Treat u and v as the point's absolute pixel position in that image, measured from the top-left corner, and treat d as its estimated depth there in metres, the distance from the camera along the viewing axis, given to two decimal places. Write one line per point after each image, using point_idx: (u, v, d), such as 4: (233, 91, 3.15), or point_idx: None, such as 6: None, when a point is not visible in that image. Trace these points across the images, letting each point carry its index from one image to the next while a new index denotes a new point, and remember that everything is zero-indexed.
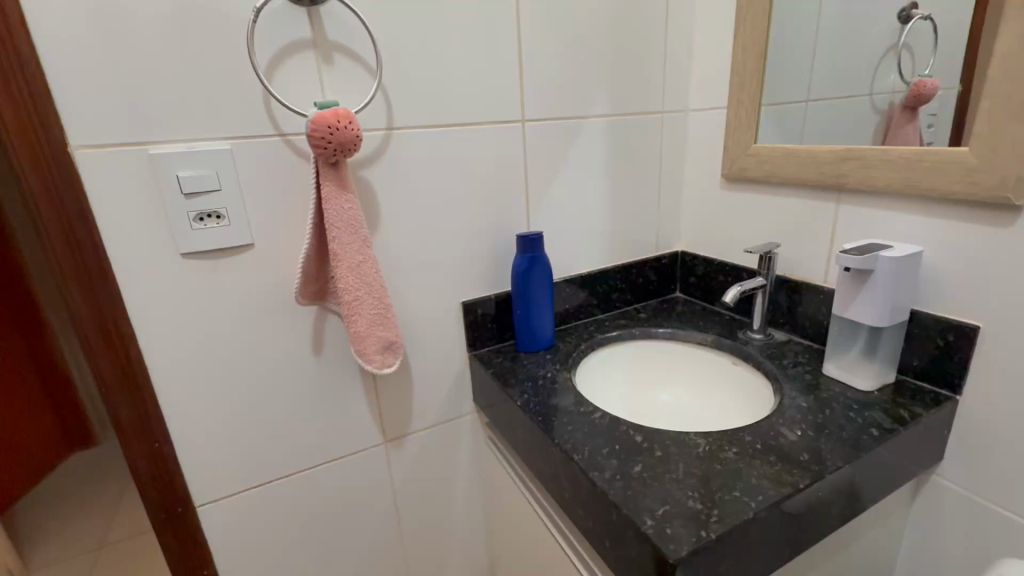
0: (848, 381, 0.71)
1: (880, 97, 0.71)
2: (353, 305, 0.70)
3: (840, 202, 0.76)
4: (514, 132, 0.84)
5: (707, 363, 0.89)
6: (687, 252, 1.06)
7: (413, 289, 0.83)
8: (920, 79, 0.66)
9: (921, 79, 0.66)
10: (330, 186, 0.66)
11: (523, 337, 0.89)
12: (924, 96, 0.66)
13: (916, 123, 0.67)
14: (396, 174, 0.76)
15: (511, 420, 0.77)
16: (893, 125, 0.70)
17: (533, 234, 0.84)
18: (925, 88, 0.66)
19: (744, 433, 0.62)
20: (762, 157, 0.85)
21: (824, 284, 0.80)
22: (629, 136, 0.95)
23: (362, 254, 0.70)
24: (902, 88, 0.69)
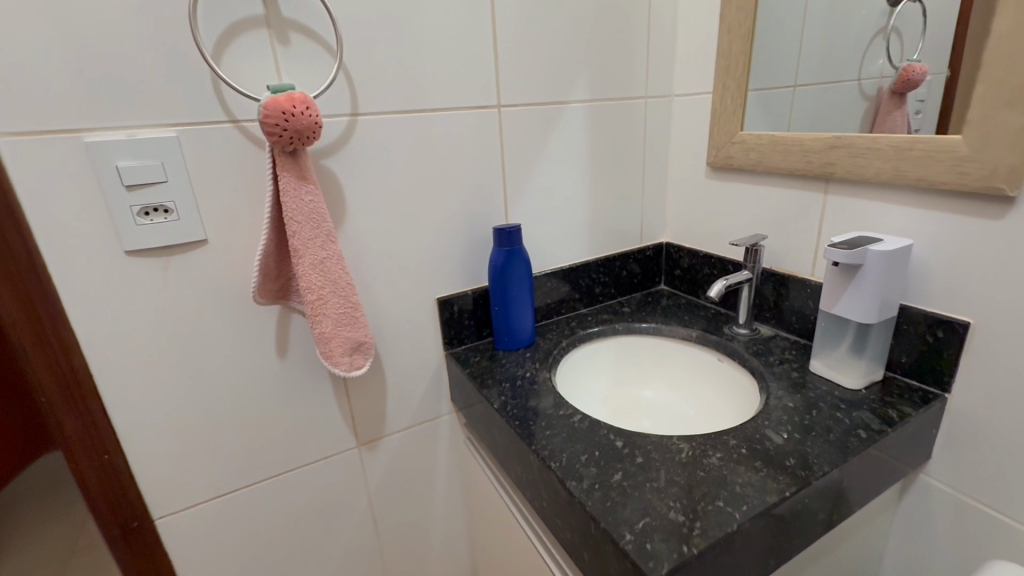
0: (835, 379, 0.69)
1: (867, 83, 0.67)
2: (318, 306, 0.66)
3: (827, 192, 0.73)
4: (489, 120, 0.79)
5: (691, 360, 0.87)
6: (672, 244, 1.03)
7: (384, 286, 0.78)
8: (908, 64, 0.63)
9: (909, 64, 0.63)
10: (288, 178, 0.61)
11: (502, 335, 0.85)
12: (913, 81, 0.63)
13: (905, 110, 0.63)
14: (362, 164, 0.71)
15: (488, 422, 0.74)
16: (881, 111, 0.66)
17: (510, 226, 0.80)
18: (913, 73, 0.63)
19: (728, 437, 0.60)
20: (747, 145, 0.82)
21: (810, 278, 0.78)
22: (611, 123, 0.91)
23: (326, 250, 0.65)
24: (890, 73, 0.65)
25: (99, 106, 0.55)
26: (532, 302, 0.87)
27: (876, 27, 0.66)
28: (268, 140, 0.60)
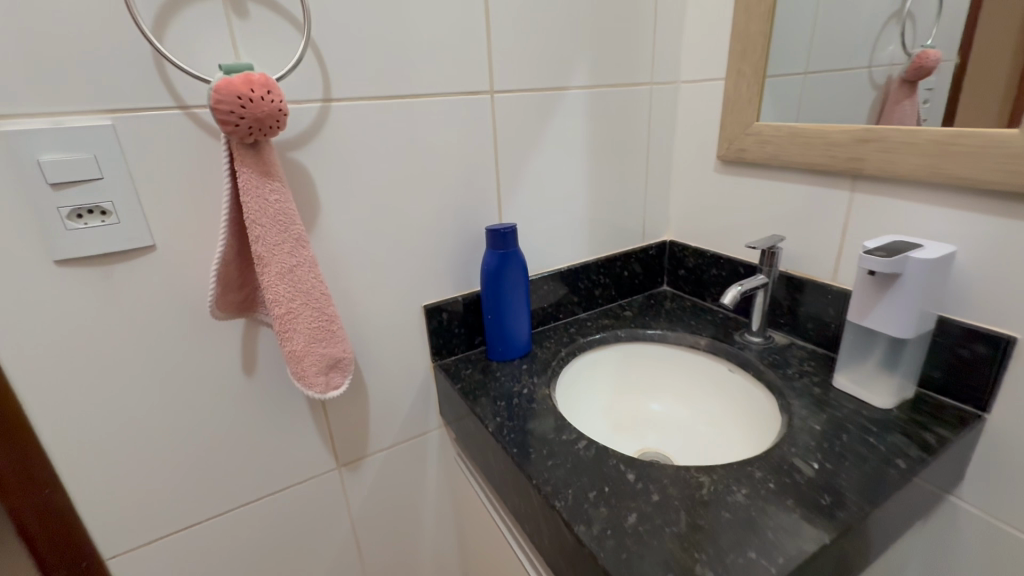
0: (862, 397, 0.63)
1: (878, 70, 0.64)
2: (288, 320, 0.58)
3: (853, 190, 0.66)
4: (479, 107, 0.71)
5: (699, 370, 0.80)
6: (676, 242, 0.96)
7: (362, 294, 0.70)
8: (922, 50, 0.60)
9: (923, 50, 0.59)
10: (248, 174, 0.53)
11: (496, 346, 0.78)
12: (925, 69, 0.59)
13: (914, 100, 0.60)
14: (334, 157, 0.62)
15: (482, 445, 0.66)
16: (889, 100, 0.62)
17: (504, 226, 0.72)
18: (926, 60, 0.59)
19: (752, 468, 0.53)
20: (763, 137, 0.74)
21: (831, 283, 0.72)
22: (613, 112, 0.83)
23: (296, 257, 0.57)
24: (902, 60, 0.62)
25: (12, 88, 0.45)
26: (529, 308, 0.80)
27: (890, 11, 0.62)
28: (223, 131, 0.51)
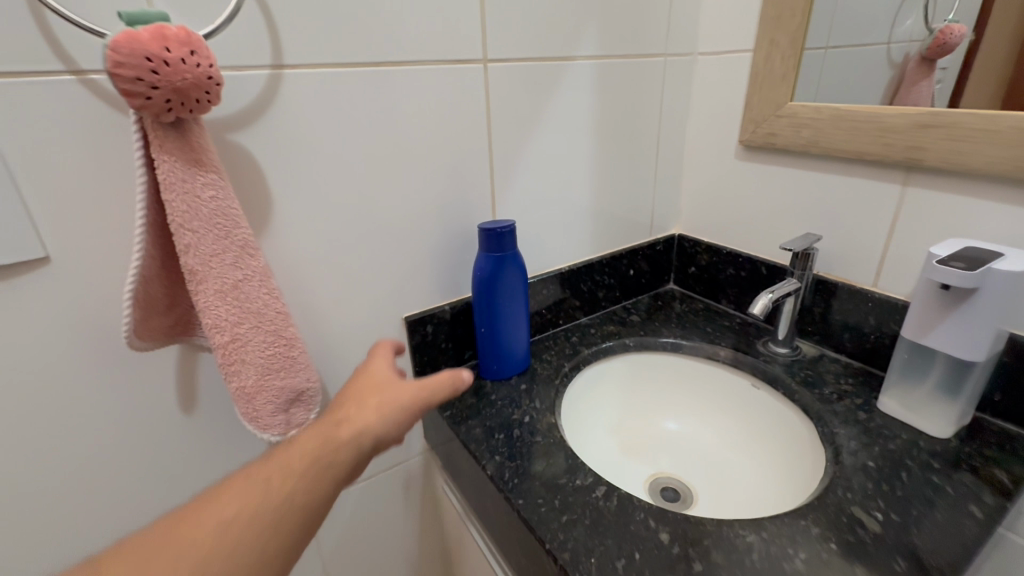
0: (916, 424, 0.55)
1: (896, 46, 0.57)
2: (234, 349, 0.46)
3: (907, 184, 0.57)
4: (469, 79, 0.58)
5: (718, 385, 0.72)
6: (686, 237, 0.86)
7: (330, 307, 0.58)
8: (946, 25, 0.53)
9: (947, 25, 0.53)
10: (169, 164, 0.40)
11: (490, 362, 0.67)
12: (948, 46, 0.53)
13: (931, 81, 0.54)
14: (288, 140, 0.49)
15: (477, 486, 0.56)
16: (905, 83, 0.56)
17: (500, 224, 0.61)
18: (950, 36, 0.53)
19: (807, 524, 0.45)
20: (798, 119, 0.64)
21: (873, 290, 0.63)
22: (623, 87, 0.71)
23: (242, 268, 0.45)
24: (923, 36, 0.55)
25: None
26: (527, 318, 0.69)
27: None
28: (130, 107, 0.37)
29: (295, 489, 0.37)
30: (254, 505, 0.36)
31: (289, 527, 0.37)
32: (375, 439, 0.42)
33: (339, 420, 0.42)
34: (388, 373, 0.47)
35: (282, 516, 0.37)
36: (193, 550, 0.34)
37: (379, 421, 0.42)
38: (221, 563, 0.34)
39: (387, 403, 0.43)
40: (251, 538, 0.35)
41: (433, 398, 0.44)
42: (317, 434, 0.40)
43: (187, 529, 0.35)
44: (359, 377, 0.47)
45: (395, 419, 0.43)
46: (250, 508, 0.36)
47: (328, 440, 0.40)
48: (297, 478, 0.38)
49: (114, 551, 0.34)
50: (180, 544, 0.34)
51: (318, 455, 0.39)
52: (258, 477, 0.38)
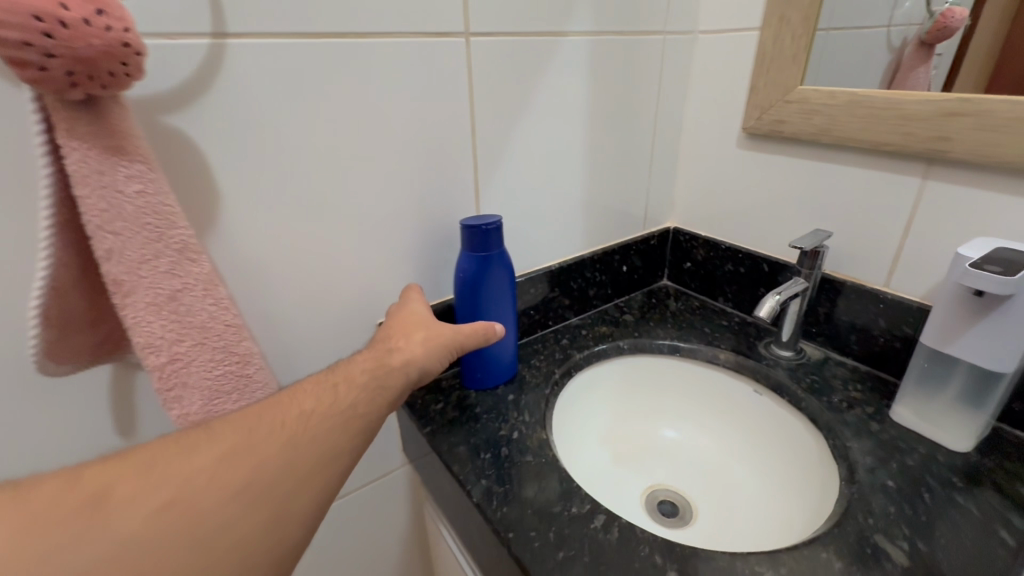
0: (934, 436, 0.51)
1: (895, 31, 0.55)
2: (175, 370, 0.39)
3: (927, 177, 0.52)
4: (450, 55, 0.51)
5: (717, 390, 0.67)
6: (682, 230, 0.81)
7: (292, 314, 0.51)
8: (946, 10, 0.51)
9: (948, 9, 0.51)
10: (80, 153, 0.32)
11: (474, 371, 0.60)
12: (948, 30, 0.51)
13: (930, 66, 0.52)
14: (234, 124, 0.42)
15: (460, 511, 0.51)
16: (903, 64, 0.54)
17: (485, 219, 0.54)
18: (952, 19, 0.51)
19: (828, 556, 0.40)
20: (809, 105, 0.59)
21: (884, 291, 0.59)
22: (619, 67, 0.65)
23: (179, 276, 0.38)
24: (922, 21, 0.53)
25: None
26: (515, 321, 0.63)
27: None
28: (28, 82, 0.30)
29: (360, 393, 0.41)
30: (329, 401, 0.39)
31: (361, 422, 0.40)
32: (420, 368, 0.46)
33: (388, 351, 0.46)
34: (427, 312, 0.52)
35: (353, 412, 0.40)
36: (282, 429, 0.36)
37: (424, 353, 0.47)
38: (309, 443, 0.36)
39: (430, 336, 0.48)
40: (330, 428, 0.38)
41: (471, 340, 0.50)
42: (372, 359, 0.45)
43: (277, 411, 0.37)
44: (399, 315, 0.51)
45: (438, 351, 0.48)
46: (326, 404, 0.39)
47: (382, 364, 0.44)
48: (363, 385, 0.42)
49: (209, 428, 0.35)
50: (270, 421, 0.36)
51: (377, 371, 0.43)
52: (325, 384, 0.41)
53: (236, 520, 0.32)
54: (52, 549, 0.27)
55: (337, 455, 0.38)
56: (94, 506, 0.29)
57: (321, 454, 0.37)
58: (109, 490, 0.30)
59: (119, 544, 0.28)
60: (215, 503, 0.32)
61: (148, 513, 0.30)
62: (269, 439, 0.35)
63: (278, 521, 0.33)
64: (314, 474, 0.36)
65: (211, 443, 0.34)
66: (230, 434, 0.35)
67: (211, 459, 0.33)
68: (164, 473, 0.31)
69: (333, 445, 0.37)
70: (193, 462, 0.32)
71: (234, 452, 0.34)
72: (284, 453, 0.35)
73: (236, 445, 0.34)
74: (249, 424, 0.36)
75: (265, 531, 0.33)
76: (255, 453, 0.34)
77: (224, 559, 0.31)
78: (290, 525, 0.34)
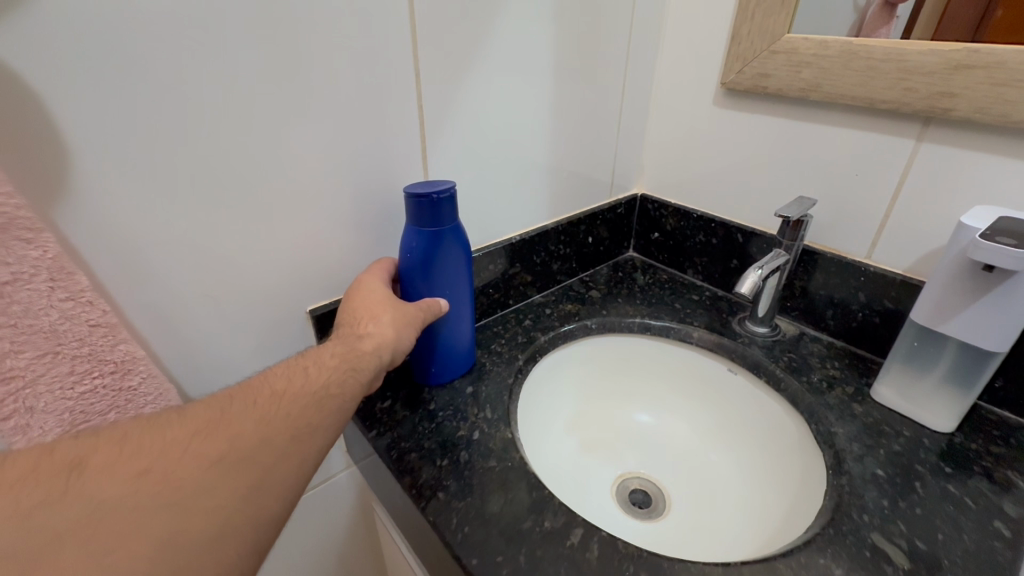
0: (916, 416, 0.49)
1: None
2: (14, 393, 0.29)
3: (922, 139, 0.48)
4: None
5: (691, 370, 0.63)
6: (650, 198, 0.75)
7: (197, 304, 0.41)
8: None
9: None
10: None
11: (426, 367, 0.52)
12: None
13: (898, 23, 0.47)
14: (83, 54, 0.30)
15: (413, 526, 0.44)
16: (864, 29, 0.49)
17: (436, 185, 0.45)
18: None
19: (827, 563, 0.37)
20: (798, 56, 0.53)
21: (866, 263, 0.55)
22: (588, 9, 0.56)
23: (7, 264, 0.27)
24: None
25: None
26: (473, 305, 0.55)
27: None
28: None
29: (335, 373, 0.37)
30: (304, 378, 0.35)
31: (340, 402, 0.36)
32: (395, 350, 0.42)
33: (360, 333, 0.41)
34: (384, 287, 0.45)
35: (329, 391, 0.36)
36: (257, 406, 0.32)
37: (398, 334, 0.42)
38: (287, 417, 0.33)
39: (403, 314, 0.43)
40: (310, 404, 0.34)
41: (431, 316, 0.45)
42: (340, 342, 0.40)
43: (251, 389, 0.33)
44: (356, 290, 0.45)
45: (410, 331, 0.43)
46: (301, 382, 0.35)
47: (352, 349, 0.39)
48: (337, 366, 0.37)
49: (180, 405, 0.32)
50: (246, 397, 0.33)
51: (350, 353, 0.39)
52: (297, 364, 0.37)
53: (216, 493, 0.28)
54: (19, 516, 0.23)
55: (321, 429, 0.34)
56: (64, 475, 0.25)
57: (301, 426, 0.33)
58: (78, 461, 0.26)
59: (89, 516, 0.25)
60: (191, 476, 0.28)
61: (122, 483, 0.26)
62: (246, 414, 0.32)
63: (258, 497, 0.29)
64: (296, 450, 0.32)
65: (185, 417, 0.30)
66: (204, 410, 0.31)
67: (187, 433, 0.29)
68: (136, 447, 0.28)
69: (315, 419, 0.34)
70: (167, 436, 0.29)
71: (210, 426, 0.30)
72: (264, 425, 0.31)
73: (213, 420, 0.30)
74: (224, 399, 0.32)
75: (247, 508, 0.29)
76: (233, 426, 0.31)
77: (200, 536, 0.27)
78: (274, 498, 0.30)
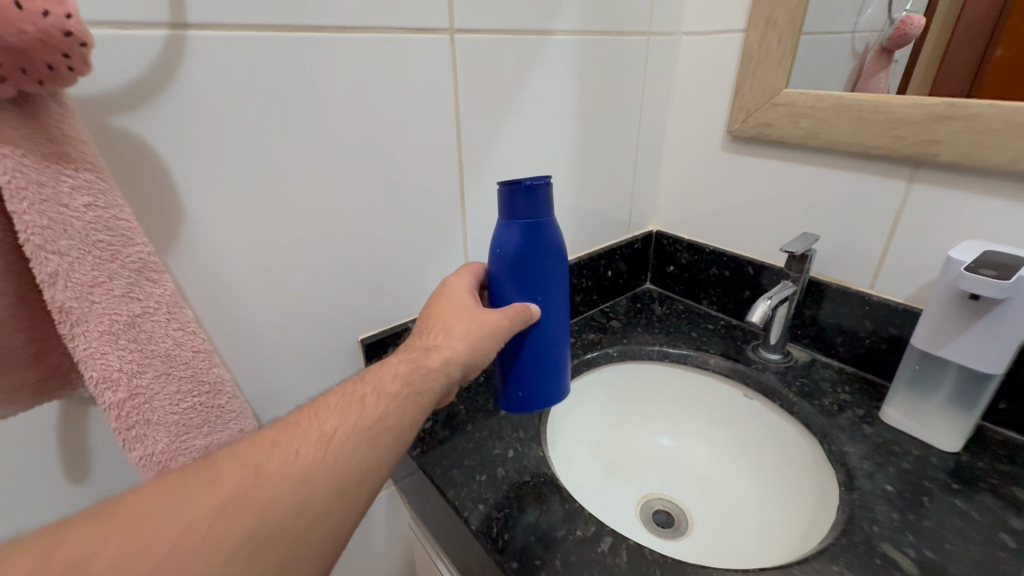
0: (926, 437, 0.52)
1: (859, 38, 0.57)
2: (135, 407, 0.35)
3: (913, 181, 0.53)
4: (436, 52, 0.48)
5: (709, 395, 0.67)
6: (665, 234, 0.81)
7: (270, 334, 0.47)
8: (907, 16, 0.54)
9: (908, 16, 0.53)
10: (18, 158, 0.27)
11: (513, 389, 0.49)
12: (910, 36, 0.53)
13: (892, 71, 0.54)
14: (198, 129, 0.37)
15: (455, 537, 0.48)
16: (865, 71, 0.56)
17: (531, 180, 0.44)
18: (912, 26, 0.53)
19: (840, 570, 0.40)
20: (796, 108, 0.59)
21: (870, 293, 0.60)
22: (604, 68, 0.63)
23: (139, 300, 0.33)
24: (884, 28, 0.55)
25: None
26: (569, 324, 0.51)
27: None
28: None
29: (393, 403, 0.37)
30: (356, 417, 0.35)
31: (391, 442, 0.36)
32: (461, 366, 0.43)
33: (429, 349, 0.42)
34: (467, 295, 0.46)
35: (385, 424, 0.36)
36: (299, 459, 0.32)
37: (469, 346, 0.43)
38: (331, 472, 0.32)
39: (474, 328, 0.43)
40: (355, 453, 0.34)
41: (517, 324, 0.44)
42: (408, 360, 0.41)
43: (294, 437, 0.33)
44: (440, 300, 0.47)
45: (484, 342, 0.43)
46: (352, 422, 0.35)
47: (417, 370, 0.40)
48: (398, 392, 0.38)
49: (211, 460, 0.31)
50: (289, 449, 0.32)
51: (413, 374, 0.40)
52: (353, 395, 0.37)
53: None
54: None
55: (368, 478, 0.34)
56: None
57: (345, 479, 0.32)
58: (82, 559, 0.25)
59: None
60: (213, 562, 0.27)
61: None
62: (282, 475, 0.31)
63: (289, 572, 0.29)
64: (338, 508, 0.32)
65: (212, 484, 0.29)
66: (236, 474, 0.30)
67: (213, 506, 0.28)
68: (151, 534, 0.26)
69: (364, 466, 0.34)
70: (189, 514, 0.28)
71: (240, 496, 0.29)
72: (301, 490, 0.31)
73: (241, 488, 0.29)
74: (259, 456, 0.31)
75: None
76: (265, 493, 0.30)
77: None
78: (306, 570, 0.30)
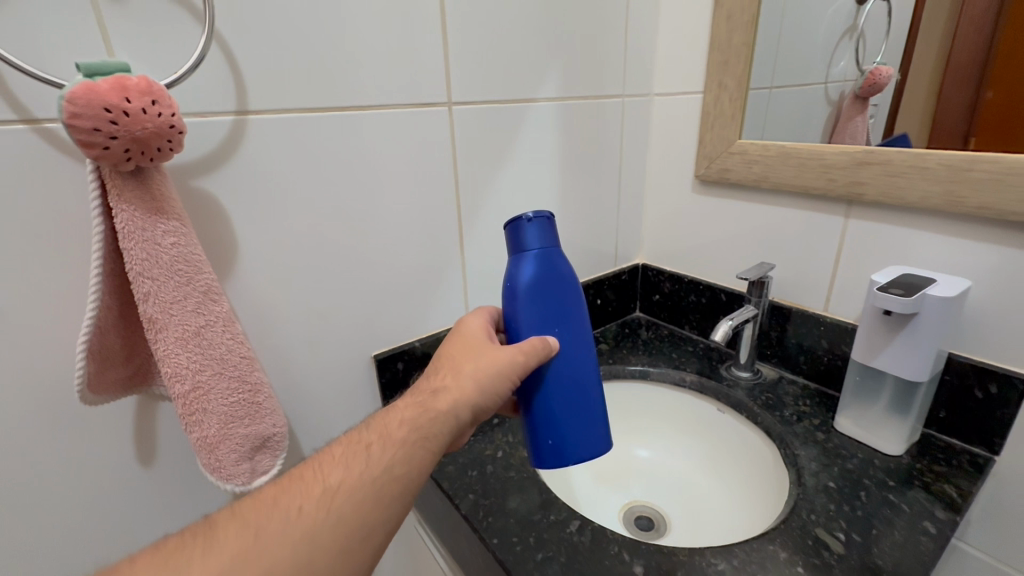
0: (877, 445, 0.57)
1: (833, 86, 0.63)
2: (197, 398, 0.45)
3: (849, 215, 0.61)
4: (437, 120, 0.59)
5: (687, 410, 0.74)
6: (650, 266, 0.89)
7: (300, 348, 0.57)
8: (875, 67, 0.60)
9: (876, 67, 0.59)
10: (129, 207, 0.38)
11: (544, 437, 0.50)
12: (879, 85, 0.59)
13: (865, 115, 0.60)
14: (250, 186, 0.49)
15: (451, 524, 0.56)
16: (841, 117, 0.62)
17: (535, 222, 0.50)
18: (880, 76, 0.59)
19: (775, 548, 0.46)
20: (748, 156, 0.68)
21: (824, 314, 0.67)
22: (584, 125, 0.74)
23: (204, 314, 0.44)
24: (856, 76, 0.62)
25: None
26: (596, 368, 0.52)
27: (844, 27, 0.62)
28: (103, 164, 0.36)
29: (399, 452, 0.43)
30: (358, 471, 0.41)
31: (389, 494, 0.41)
32: (469, 408, 0.48)
33: (435, 393, 0.48)
34: (475, 334, 0.53)
35: (387, 474, 0.42)
36: (298, 521, 0.38)
37: (480, 380, 0.48)
38: (328, 534, 0.38)
39: (480, 369, 0.49)
40: (352, 512, 0.39)
41: (535, 356, 0.48)
42: (415, 404, 0.47)
43: (301, 496, 0.39)
44: (456, 336, 0.54)
45: (502, 376, 0.48)
46: (353, 477, 0.41)
47: (422, 416, 0.46)
48: (404, 440, 0.44)
49: (220, 525, 0.37)
50: (292, 510, 0.38)
51: (420, 420, 0.45)
52: (359, 445, 0.43)
53: None
54: None
55: (365, 532, 0.40)
56: None
57: (342, 534, 0.38)
58: None
59: None
60: None
61: None
62: (281, 539, 0.37)
63: None
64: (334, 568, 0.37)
65: (214, 552, 0.35)
66: (239, 540, 0.36)
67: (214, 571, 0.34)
68: None
69: (361, 521, 0.39)
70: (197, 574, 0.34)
71: (244, 557, 0.35)
72: (297, 551, 0.36)
73: (241, 552, 0.35)
74: (261, 521, 0.37)
75: None
76: (265, 557, 0.36)
77: None
78: None
